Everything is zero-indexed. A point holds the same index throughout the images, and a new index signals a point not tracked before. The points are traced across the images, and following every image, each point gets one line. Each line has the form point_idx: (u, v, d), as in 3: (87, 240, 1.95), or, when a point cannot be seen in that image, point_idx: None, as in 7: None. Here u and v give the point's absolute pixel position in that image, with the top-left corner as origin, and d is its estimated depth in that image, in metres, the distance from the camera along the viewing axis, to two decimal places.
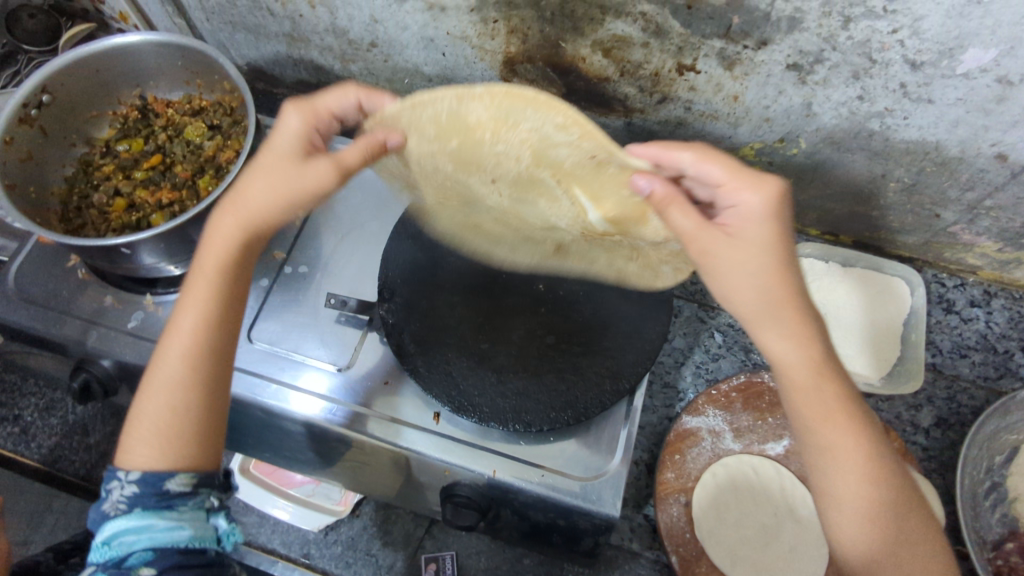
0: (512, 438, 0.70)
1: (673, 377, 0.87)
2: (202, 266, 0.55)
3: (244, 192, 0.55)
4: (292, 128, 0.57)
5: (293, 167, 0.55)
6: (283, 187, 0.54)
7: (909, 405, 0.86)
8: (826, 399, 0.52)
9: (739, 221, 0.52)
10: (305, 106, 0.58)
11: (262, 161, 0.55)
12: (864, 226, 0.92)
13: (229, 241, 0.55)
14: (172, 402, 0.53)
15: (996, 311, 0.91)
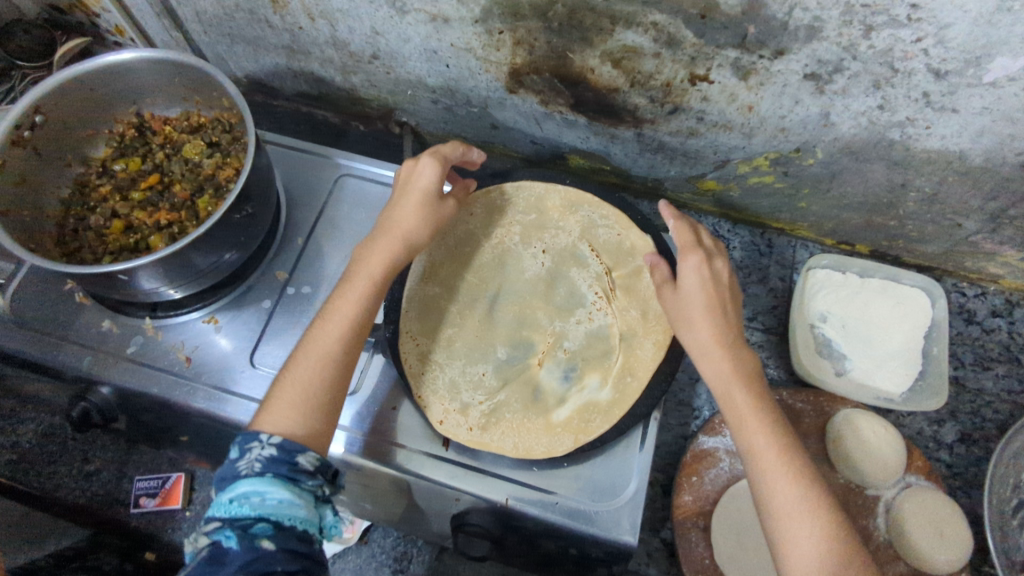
0: (525, 465, 0.67)
1: (688, 395, 0.84)
2: (356, 275, 0.63)
3: (395, 218, 0.66)
4: (432, 166, 0.67)
5: (436, 201, 0.67)
6: (430, 214, 0.66)
7: (931, 420, 0.83)
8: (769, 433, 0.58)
9: (685, 278, 0.66)
10: (437, 157, 0.69)
11: (414, 190, 0.67)
12: (881, 235, 0.89)
13: (391, 255, 0.64)
14: (320, 372, 0.58)
15: (1019, 321, 0.89)
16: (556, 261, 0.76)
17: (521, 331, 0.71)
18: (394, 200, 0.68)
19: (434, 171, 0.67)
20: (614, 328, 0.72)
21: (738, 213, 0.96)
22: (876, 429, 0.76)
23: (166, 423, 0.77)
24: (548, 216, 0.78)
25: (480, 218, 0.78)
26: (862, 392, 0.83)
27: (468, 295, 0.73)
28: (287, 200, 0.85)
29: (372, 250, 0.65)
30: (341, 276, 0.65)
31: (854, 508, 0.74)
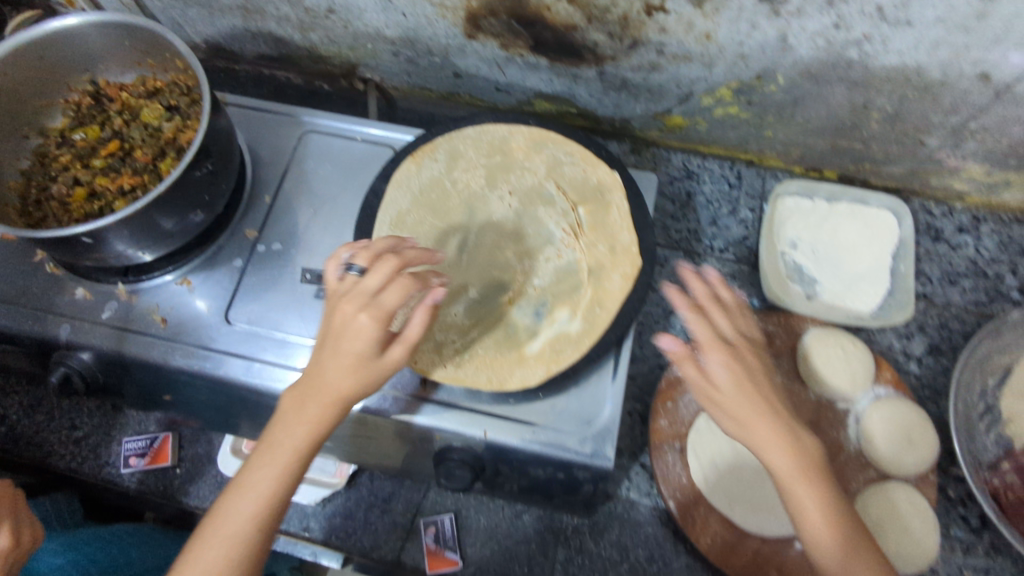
0: (501, 398, 0.70)
1: (663, 327, 0.88)
2: (301, 414, 0.56)
3: (323, 378, 0.56)
4: (363, 326, 0.56)
5: (373, 364, 0.56)
6: (365, 377, 0.56)
7: (900, 335, 0.86)
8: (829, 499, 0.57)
9: (713, 373, 0.59)
10: (376, 310, 0.56)
11: (344, 350, 0.56)
12: (847, 160, 0.90)
13: (340, 389, 0.56)
14: (230, 553, 0.53)
15: (985, 236, 0.90)
16: (522, 202, 0.77)
17: (491, 273, 0.73)
18: (325, 346, 0.57)
19: (369, 328, 0.55)
20: (582, 263, 0.74)
21: (706, 148, 0.97)
22: (844, 346, 0.79)
23: (149, 386, 0.79)
24: (513, 157, 0.79)
25: (444, 165, 0.79)
26: (834, 313, 0.85)
27: (438, 240, 0.75)
28: (255, 160, 0.86)
29: (320, 380, 0.56)
30: (282, 403, 0.58)
31: (825, 421, 0.77)
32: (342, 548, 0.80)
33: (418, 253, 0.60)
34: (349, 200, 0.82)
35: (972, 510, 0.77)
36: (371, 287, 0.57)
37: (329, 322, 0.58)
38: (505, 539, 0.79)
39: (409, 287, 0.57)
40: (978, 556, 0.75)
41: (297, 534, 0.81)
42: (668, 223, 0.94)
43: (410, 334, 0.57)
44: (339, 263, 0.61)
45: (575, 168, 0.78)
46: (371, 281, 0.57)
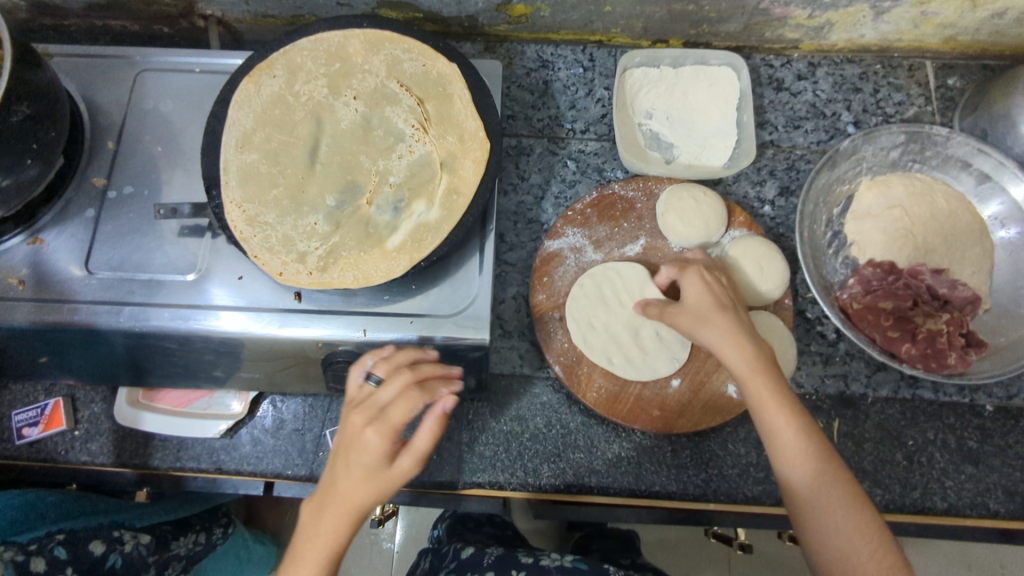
0: (377, 296, 0.73)
1: (535, 213, 0.91)
2: (321, 515, 0.60)
3: (343, 490, 0.60)
4: (371, 439, 0.59)
5: (387, 473, 0.59)
6: (376, 485, 0.59)
7: (754, 183, 0.91)
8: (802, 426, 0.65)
9: (689, 288, 0.73)
10: (382, 422, 0.59)
11: (355, 461, 0.59)
12: (687, 24, 0.93)
13: (355, 494, 0.59)
14: None
15: (821, 79, 0.96)
16: (368, 104, 0.77)
17: (345, 177, 0.74)
18: (343, 457, 0.61)
19: (377, 442, 0.59)
20: (433, 155, 0.74)
21: (556, 35, 0.98)
22: (694, 195, 0.83)
23: (21, 350, 0.77)
24: (352, 62, 0.79)
25: (284, 80, 0.78)
26: (691, 171, 0.89)
27: (287, 154, 0.75)
28: (89, 108, 0.82)
29: (335, 487, 0.60)
30: (304, 505, 0.63)
31: None
32: (257, 473, 0.83)
33: (436, 368, 0.64)
34: (195, 132, 0.81)
35: (828, 326, 0.84)
36: (381, 401, 0.61)
37: (345, 432, 0.62)
38: (411, 433, 0.83)
39: (417, 400, 0.60)
40: (836, 365, 0.83)
41: (210, 469, 0.83)
42: (529, 113, 0.95)
43: (417, 444, 0.60)
44: (361, 369, 0.66)
45: (416, 62, 0.79)
46: (385, 394, 0.61)
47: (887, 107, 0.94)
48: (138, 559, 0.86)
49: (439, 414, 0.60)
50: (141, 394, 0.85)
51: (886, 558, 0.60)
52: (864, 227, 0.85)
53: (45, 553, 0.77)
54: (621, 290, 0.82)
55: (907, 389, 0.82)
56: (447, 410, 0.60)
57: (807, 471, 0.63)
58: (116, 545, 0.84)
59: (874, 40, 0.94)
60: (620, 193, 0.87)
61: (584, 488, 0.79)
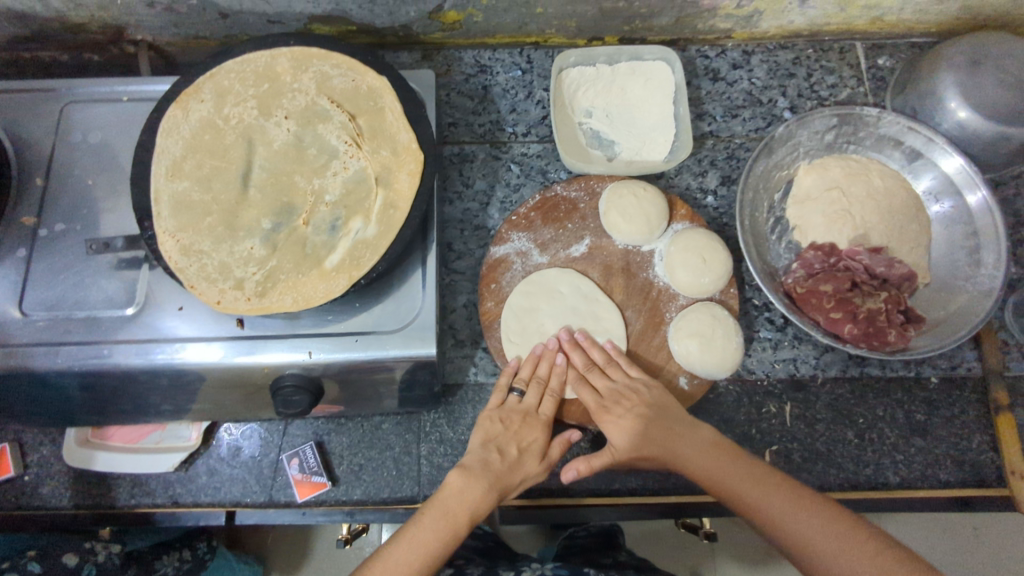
0: (320, 318, 0.72)
1: (481, 220, 0.91)
2: (479, 483, 0.69)
3: (503, 469, 0.71)
4: (538, 434, 0.75)
5: (537, 466, 0.73)
6: (530, 473, 0.73)
7: (696, 174, 0.92)
8: (718, 455, 0.71)
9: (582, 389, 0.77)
10: (538, 419, 0.76)
11: (523, 451, 0.73)
12: (619, 21, 0.93)
13: (513, 479, 0.71)
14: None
15: (756, 67, 0.97)
16: (300, 123, 0.77)
17: (280, 199, 0.73)
18: (499, 444, 0.73)
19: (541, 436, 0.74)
20: (368, 170, 0.74)
21: (492, 39, 0.98)
22: (636, 192, 0.84)
23: None
24: (281, 81, 0.78)
25: (212, 104, 0.77)
26: (632, 167, 0.89)
27: (220, 180, 0.74)
28: (14, 145, 0.80)
29: (501, 465, 0.71)
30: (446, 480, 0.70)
31: (634, 266, 0.84)
32: (216, 503, 0.82)
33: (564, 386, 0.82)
34: (127, 162, 0.80)
35: (776, 311, 0.85)
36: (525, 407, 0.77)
37: (501, 425, 0.75)
38: (369, 450, 0.84)
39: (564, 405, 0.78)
40: (786, 349, 0.84)
41: (166, 504, 0.82)
42: (470, 119, 0.95)
43: (552, 453, 0.76)
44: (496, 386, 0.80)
45: (345, 78, 0.78)
46: (537, 398, 0.77)
47: (821, 90, 0.95)
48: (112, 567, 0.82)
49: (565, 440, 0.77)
50: (91, 433, 0.84)
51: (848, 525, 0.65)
52: (804, 211, 0.86)
53: (18, 567, 0.79)
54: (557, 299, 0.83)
55: (855, 367, 0.83)
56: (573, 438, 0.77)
57: (762, 503, 0.68)
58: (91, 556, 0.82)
59: (804, 25, 0.95)
60: (563, 194, 0.87)
61: (545, 491, 0.81)
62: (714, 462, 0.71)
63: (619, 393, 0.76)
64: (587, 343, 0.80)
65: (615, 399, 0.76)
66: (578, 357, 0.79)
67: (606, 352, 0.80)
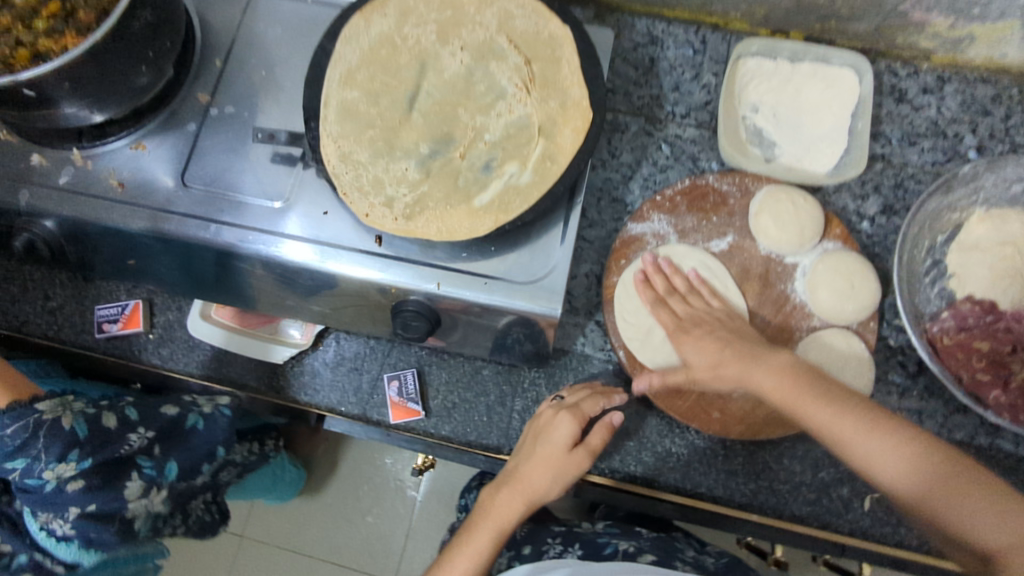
0: (454, 253, 0.72)
1: (621, 193, 0.88)
2: (516, 482, 0.73)
3: (525, 476, 0.73)
4: (565, 421, 0.74)
5: (567, 453, 0.73)
6: (561, 467, 0.73)
7: (856, 196, 0.86)
8: (832, 407, 0.63)
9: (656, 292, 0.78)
10: (575, 412, 0.75)
11: (547, 443, 0.74)
12: (813, 18, 0.87)
13: (540, 476, 0.73)
14: None
15: (949, 96, 0.89)
16: (474, 56, 0.76)
17: (441, 128, 0.73)
18: (530, 453, 0.74)
19: (569, 424, 0.74)
20: (533, 117, 0.73)
21: (671, 11, 0.94)
22: (794, 199, 0.80)
23: (113, 249, 0.80)
24: (463, 11, 0.77)
25: (394, 21, 0.77)
26: (791, 173, 0.85)
27: (388, 96, 0.74)
28: (201, 23, 0.83)
29: (532, 459, 0.74)
30: (504, 472, 0.76)
31: (773, 275, 0.80)
32: (313, 404, 0.85)
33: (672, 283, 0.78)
34: (300, 61, 0.81)
35: (911, 357, 0.80)
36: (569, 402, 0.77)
37: (535, 424, 0.77)
38: (465, 391, 0.84)
39: (599, 400, 0.76)
40: (913, 399, 0.79)
41: (268, 392, 0.86)
42: (630, 89, 0.92)
43: (592, 440, 0.74)
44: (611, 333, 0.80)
45: (527, 20, 0.76)
46: (572, 398, 0.78)
47: (1017, 136, 0.87)
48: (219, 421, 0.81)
49: (609, 426, 0.75)
50: (213, 309, 0.87)
51: (977, 499, 0.55)
52: (970, 260, 0.80)
53: (117, 411, 0.74)
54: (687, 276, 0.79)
55: (985, 436, 0.77)
56: (616, 423, 0.74)
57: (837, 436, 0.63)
58: (190, 408, 0.80)
59: (1017, 62, 0.87)
60: (714, 185, 0.84)
61: (627, 476, 0.79)
62: (800, 399, 0.65)
63: (699, 317, 0.74)
64: (670, 270, 0.79)
65: (696, 319, 0.74)
66: (660, 280, 0.79)
67: (689, 280, 0.79)
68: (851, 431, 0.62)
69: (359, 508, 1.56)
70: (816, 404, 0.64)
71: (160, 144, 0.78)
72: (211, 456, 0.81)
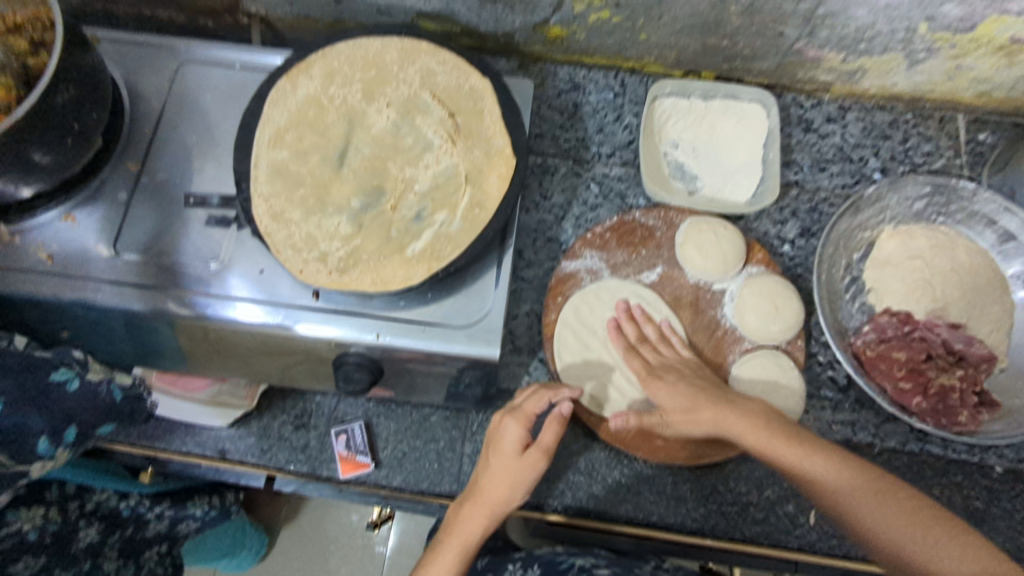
0: (391, 303, 0.74)
1: (555, 233, 0.91)
2: (476, 498, 0.72)
3: (486, 488, 0.72)
4: (510, 426, 0.73)
5: (516, 456, 0.72)
6: (512, 475, 0.71)
7: (775, 222, 0.91)
8: (805, 447, 0.67)
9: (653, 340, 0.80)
10: (519, 415, 0.74)
11: (497, 449, 0.73)
12: (720, 59, 0.93)
13: (493, 489, 0.72)
14: None
15: (851, 123, 0.96)
16: (400, 113, 0.78)
17: (371, 182, 0.75)
18: (489, 464, 0.74)
19: (513, 427, 0.73)
20: (459, 167, 0.75)
21: (590, 58, 0.99)
22: (716, 229, 0.83)
23: (44, 323, 0.79)
24: (388, 69, 0.80)
25: (320, 82, 0.79)
26: (712, 205, 0.89)
27: (317, 154, 0.76)
28: (129, 94, 0.84)
29: (488, 469, 0.73)
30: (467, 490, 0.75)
31: (702, 302, 0.84)
32: (260, 465, 0.84)
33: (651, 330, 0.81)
34: (230, 125, 0.83)
35: (839, 371, 0.83)
36: (516, 404, 0.76)
37: (491, 433, 0.77)
38: (414, 439, 0.85)
39: (544, 395, 0.75)
40: (845, 411, 0.82)
41: (214, 457, 0.85)
42: (557, 133, 0.96)
43: (545, 440, 0.73)
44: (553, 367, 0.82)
45: (449, 75, 0.80)
46: (519, 399, 0.77)
47: (915, 157, 0.94)
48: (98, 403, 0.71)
49: (561, 418, 0.74)
50: (155, 376, 0.85)
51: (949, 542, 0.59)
52: (883, 276, 0.85)
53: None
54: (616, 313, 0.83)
55: (915, 442, 0.81)
56: (566, 413, 0.73)
57: (814, 476, 0.66)
58: (71, 361, 0.70)
59: (906, 90, 0.94)
60: (641, 220, 0.88)
61: (580, 511, 0.80)
62: (773, 440, 0.68)
63: (670, 365, 0.77)
64: (643, 318, 0.82)
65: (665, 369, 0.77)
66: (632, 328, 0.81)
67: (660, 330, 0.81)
68: (821, 468, 0.66)
69: (328, 570, 1.52)
70: (787, 448, 0.68)
71: (88, 216, 0.78)
72: (56, 434, 0.69)
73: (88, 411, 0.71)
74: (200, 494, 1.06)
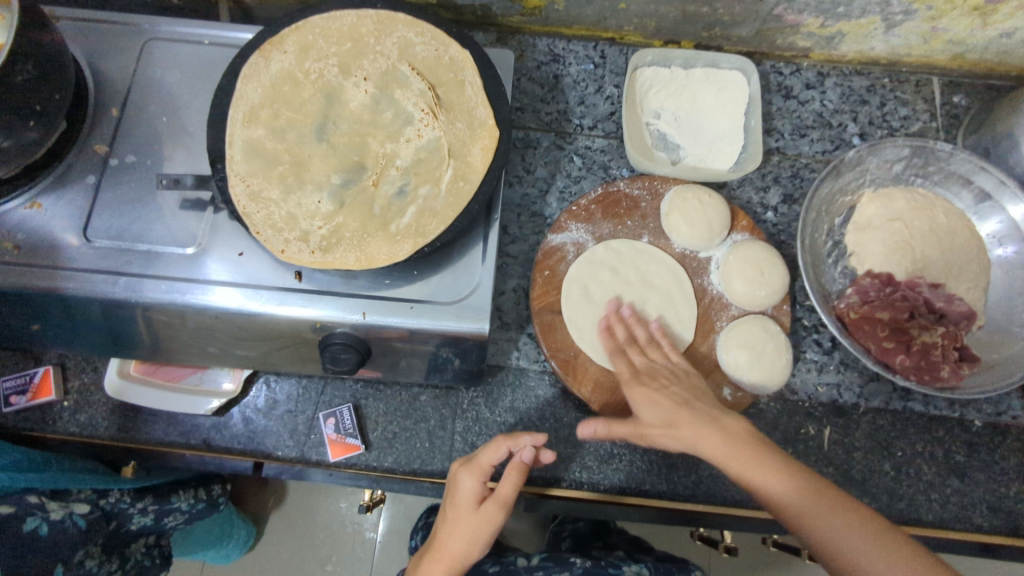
0: (379, 280, 0.72)
1: (539, 207, 0.91)
2: (434, 555, 0.71)
3: (445, 542, 0.71)
4: (468, 479, 0.71)
5: (473, 510, 0.71)
6: (471, 530, 0.70)
7: (758, 189, 0.92)
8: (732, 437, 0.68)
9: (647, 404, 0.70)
10: (474, 467, 0.72)
11: (453, 502, 0.72)
12: (700, 26, 0.93)
13: (453, 545, 0.70)
14: None
15: (829, 89, 0.97)
16: (378, 86, 0.76)
17: (352, 157, 0.74)
18: (447, 521, 0.72)
19: (469, 482, 0.71)
20: (441, 140, 0.74)
21: (569, 29, 0.98)
22: (702, 198, 0.84)
23: (13, 316, 0.76)
24: (364, 42, 0.78)
25: (294, 57, 0.76)
26: (696, 173, 0.89)
27: (295, 131, 0.74)
28: (93, 74, 0.81)
29: (449, 526, 0.71)
30: (431, 539, 0.73)
31: (689, 271, 0.85)
32: (247, 452, 0.84)
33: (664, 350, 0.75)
34: (201, 104, 0.80)
35: (824, 334, 0.85)
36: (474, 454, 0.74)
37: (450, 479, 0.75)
38: (404, 420, 0.84)
39: (501, 444, 0.71)
40: (830, 373, 0.84)
41: (201, 446, 0.84)
42: (538, 106, 0.95)
43: (502, 491, 0.71)
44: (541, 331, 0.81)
45: (428, 47, 0.78)
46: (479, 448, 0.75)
47: (893, 121, 0.95)
48: (74, 530, 0.79)
49: (520, 467, 0.71)
50: (133, 366, 0.84)
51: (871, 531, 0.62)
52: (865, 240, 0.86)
53: None
54: (606, 285, 0.83)
55: (898, 401, 0.83)
56: (526, 460, 0.71)
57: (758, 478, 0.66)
58: (33, 509, 0.77)
59: (883, 53, 0.95)
60: (626, 191, 0.88)
61: (575, 484, 0.80)
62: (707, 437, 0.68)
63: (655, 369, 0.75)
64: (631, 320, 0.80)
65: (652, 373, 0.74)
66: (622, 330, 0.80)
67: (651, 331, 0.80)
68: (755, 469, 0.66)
69: (319, 557, 1.52)
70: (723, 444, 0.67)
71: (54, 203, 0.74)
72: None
73: (68, 542, 0.79)
74: (183, 487, 1.01)
